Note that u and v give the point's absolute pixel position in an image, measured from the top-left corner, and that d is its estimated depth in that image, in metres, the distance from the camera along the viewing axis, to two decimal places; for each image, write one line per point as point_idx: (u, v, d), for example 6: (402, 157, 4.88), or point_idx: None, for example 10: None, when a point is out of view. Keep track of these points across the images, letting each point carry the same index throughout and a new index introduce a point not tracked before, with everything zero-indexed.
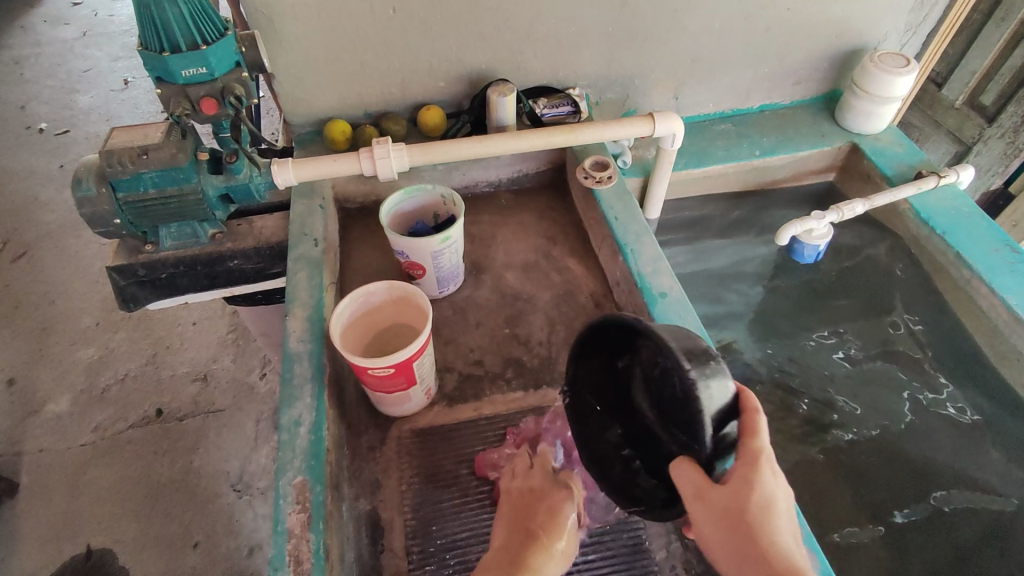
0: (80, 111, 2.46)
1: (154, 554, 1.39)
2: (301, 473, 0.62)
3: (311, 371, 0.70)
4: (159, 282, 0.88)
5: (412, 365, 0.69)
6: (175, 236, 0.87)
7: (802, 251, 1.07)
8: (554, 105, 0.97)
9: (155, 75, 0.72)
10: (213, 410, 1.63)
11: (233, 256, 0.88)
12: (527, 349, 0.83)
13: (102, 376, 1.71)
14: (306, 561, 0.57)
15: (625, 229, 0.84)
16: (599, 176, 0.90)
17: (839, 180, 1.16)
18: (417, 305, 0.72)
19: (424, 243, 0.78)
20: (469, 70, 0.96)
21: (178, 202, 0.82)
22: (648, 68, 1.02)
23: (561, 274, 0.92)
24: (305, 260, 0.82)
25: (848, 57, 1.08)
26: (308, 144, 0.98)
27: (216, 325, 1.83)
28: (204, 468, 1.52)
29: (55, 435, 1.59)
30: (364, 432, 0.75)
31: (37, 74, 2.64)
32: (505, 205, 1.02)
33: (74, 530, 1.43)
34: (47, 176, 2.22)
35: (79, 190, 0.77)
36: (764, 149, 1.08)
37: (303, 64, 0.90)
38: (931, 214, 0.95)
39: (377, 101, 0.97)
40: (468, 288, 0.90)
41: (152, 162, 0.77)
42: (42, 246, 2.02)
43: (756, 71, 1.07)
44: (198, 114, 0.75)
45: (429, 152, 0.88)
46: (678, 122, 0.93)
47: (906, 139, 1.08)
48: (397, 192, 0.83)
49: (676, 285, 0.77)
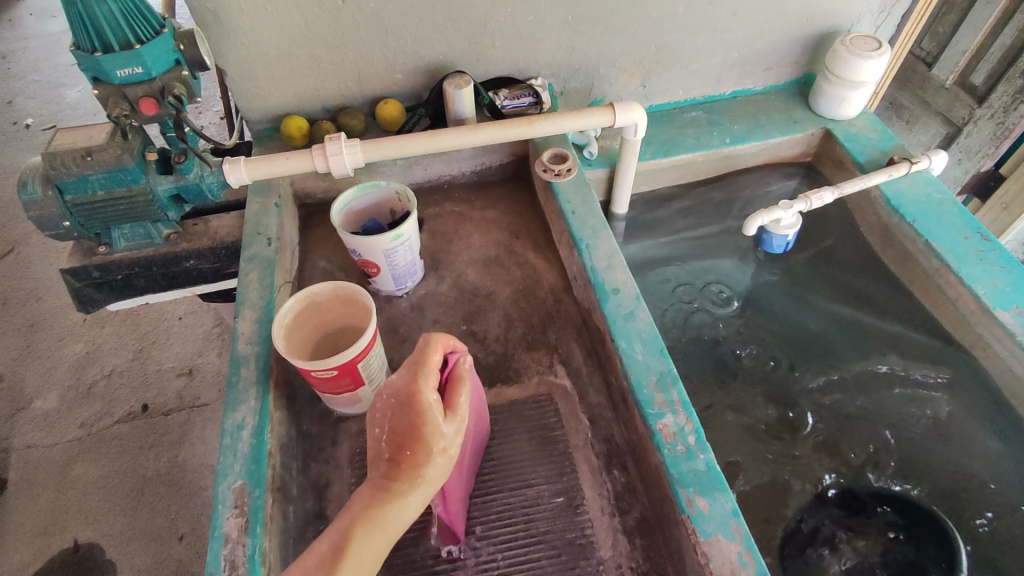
0: (67, 105, 2.45)
1: (140, 548, 1.41)
2: (240, 476, 0.62)
3: (257, 374, 0.70)
4: (116, 284, 0.87)
5: (358, 366, 0.68)
6: (128, 237, 0.86)
7: (771, 243, 1.03)
8: (514, 96, 0.96)
9: (91, 75, 0.71)
10: (198, 404, 1.64)
11: (188, 256, 0.88)
12: (483, 346, 0.82)
13: (88, 372, 1.72)
14: (241, 567, 0.57)
15: (581, 223, 0.83)
16: (558, 168, 0.88)
17: (813, 167, 1.13)
18: (363, 305, 0.72)
19: (376, 241, 0.77)
20: (427, 61, 0.94)
21: (128, 204, 0.81)
22: (612, 56, 1.00)
23: (521, 269, 0.91)
24: (258, 259, 0.81)
25: (820, 39, 1.05)
26: (266, 140, 0.96)
27: (202, 320, 1.83)
28: (188, 462, 1.54)
29: (42, 430, 1.61)
30: (315, 433, 0.74)
31: (25, 69, 2.63)
32: (469, 199, 1.00)
33: (61, 525, 1.45)
34: None
35: (25, 194, 0.76)
36: (734, 137, 1.06)
37: (254, 60, 0.88)
38: (900, 202, 0.94)
39: (335, 95, 0.95)
40: (427, 284, 0.89)
41: (97, 164, 0.76)
42: (30, 242, 2.02)
43: (725, 57, 1.04)
44: (138, 115, 0.74)
45: (383, 147, 0.86)
46: (639, 112, 0.91)
47: (881, 124, 1.05)
48: (350, 190, 0.82)
49: (630, 280, 0.76)
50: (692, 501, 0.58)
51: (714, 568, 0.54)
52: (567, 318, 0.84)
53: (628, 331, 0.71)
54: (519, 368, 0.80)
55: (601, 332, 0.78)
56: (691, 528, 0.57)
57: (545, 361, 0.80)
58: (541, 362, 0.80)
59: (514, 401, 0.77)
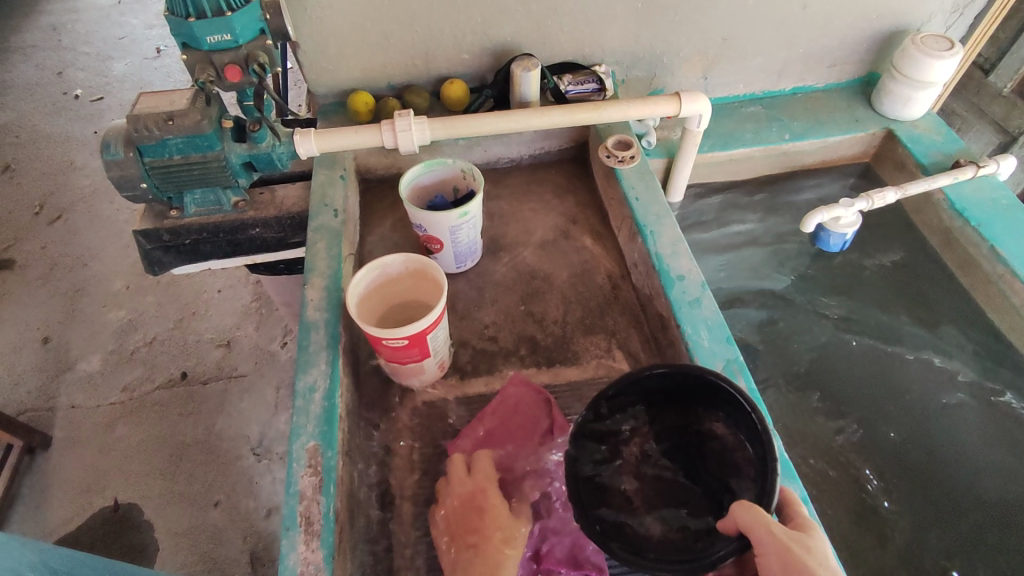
0: (115, 78, 2.50)
1: (178, 511, 1.45)
2: (313, 437, 0.64)
3: (327, 340, 0.72)
4: (184, 248, 0.90)
5: (426, 337, 0.69)
6: (199, 202, 0.88)
7: (828, 241, 1.03)
8: (579, 82, 0.95)
9: (181, 41, 0.73)
10: (236, 375, 1.67)
11: (255, 224, 0.89)
12: (542, 327, 0.83)
13: (131, 338, 1.76)
14: (316, 523, 0.58)
15: (645, 210, 0.83)
16: (622, 155, 0.89)
17: (872, 167, 1.12)
18: (433, 279, 0.73)
19: (442, 217, 0.78)
20: (494, 44, 0.94)
21: (202, 169, 0.83)
22: (676, 45, 0.99)
23: (579, 254, 0.91)
24: (325, 230, 0.83)
25: (888, 38, 1.04)
26: (331, 115, 0.98)
27: (240, 293, 1.86)
28: (225, 431, 1.57)
29: (86, 392, 1.65)
30: (378, 402, 0.76)
31: (75, 41, 2.69)
32: (526, 182, 1.01)
33: (103, 484, 1.49)
34: (83, 142, 2.27)
35: (107, 154, 0.78)
36: (794, 133, 1.05)
37: (327, 34, 0.89)
38: (965, 205, 0.92)
39: (401, 73, 0.96)
40: (486, 264, 0.90)
41: (178, 129, 0.78)
42: (77, 210, 2.07)
43: (789, 51, 1.03)
44: (222, 82, 0.75)
45: (450, 126, 0.87)
46: (705, 103, 0.91)
47: (946, 126, 1.04)
48: (417, 165, 0.83)
49: (694, 268, 0.76)
50: None
51: None
52: (625, 304, 0.85)
53: (693, 318, 0.71)
54: (578, 350, 0.81)
55: (661, 319, 0.78)
56: None
57: (604, 345, 0.81)
58: (600, 345, 0.81)
59: (572, 382, 0.78)
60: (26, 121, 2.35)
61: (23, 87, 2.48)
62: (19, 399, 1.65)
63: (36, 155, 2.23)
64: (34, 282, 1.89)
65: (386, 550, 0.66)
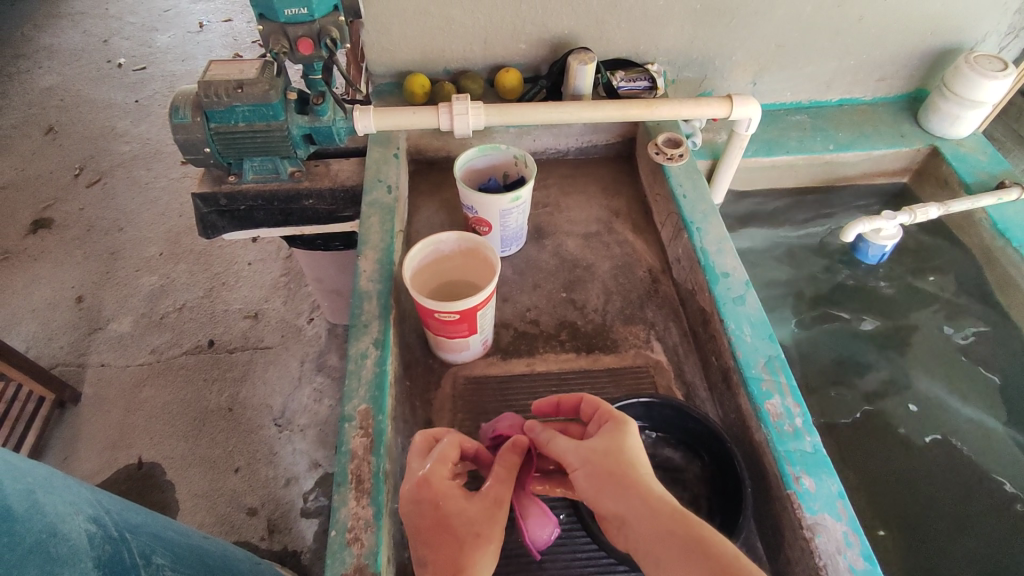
0: (159, 49, 2.55)
1: (199, 474, 1.48)
2: (365, 401, 0.66)
3: (379, 310, 0.74)
4: (238, 213, 0.93)
5: (476, 314, 0.71)
6: (257, 169, 0.91)
7: (867, 252, 1.05)
8: (631, 79, 0.97)
9: (258, 12, 0.76)
10: (261, 347, 1.71)
11: (309, 196, 0.93)
12: (582, 314, 0.85)
13: (162, 304, 1.80)
14: (367, 482, 0.61)
15: (692, 208, 0.84)
16: (671, 153, 0.90)
17: (913, 182, 1.13)
18: (485, 258, 0.75)
19: (495, 200, 0.80)
20: (551, 35, 0.96)
21: (265, 138, 0.85)
22: (730, 49, 1.01)
23: (620, 246, 0.93)
24: (378, 205, 0.85)
25: (940, 55, 1.04)
26: (386, 95, 1.00)
27: (269, 267, 1.89)
28: (249, 400, 1.60)
29: (117, 352, 1.69)
30: (421, 374, 0.79)
31: (122, 10, 2.74)
32: (571, 174, 1.03)
33: (128, 442, 1.53)
34: (124, 109, 2.32)
35: (175, 117, 0.81)
36: (839, 144, 1.05)
37: (392, 15, 0.92)
38: (1008, 226, 0.93)
39: (458, 59, 0.98)
40: (529, 251, 0.92)
41: (246, 97, 0.81)
42: (116, 175, 2.12)
43: (841, 62, 1.04)
44: (294, 54, 0.78)
45: (504, 112, 0.89)
46: (756, 107, 0.92)
47: (991, 147, 1.05)
48: (472, 149, 0.85)
49: (739, 266, 0.77)
50: (798, 479, 0.60)
51: (818, 543, 0.56)
52: (665, 297, 0.87)
53: (737, 314, 0.73)
54: (616, 339, 0.82)
55: (702, 315, 0.79)
56: (797, 504, 0.59)
57: (642, 335, 0.83)
58: (639, 336, 0.83)
59: (611, 369, 0.79)
60: (71, 85, 2.40)
61: (69, 52, 2.54)
62: (52, 353, 1.69)
63: (79, 119, 2.28)
64: (71, 242, 1.93)
65: None
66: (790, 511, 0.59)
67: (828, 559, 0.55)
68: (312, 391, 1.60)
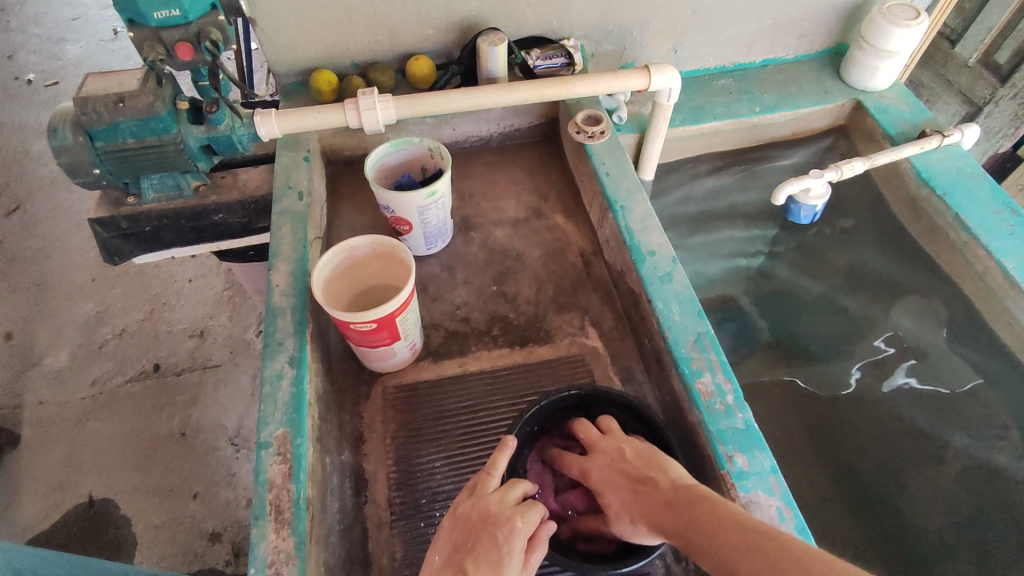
0: (71, 62, 2.40)
1: (154, 505, 1.42)
2: (282, 425, 0.62)
3: (294, 325, 0.70)
4: (144, 236, 0.87)
5: (395, 320, 0.68)
6: (157, 187, 0.85)
7: (799, 213, 1.05)
8: (547, 56, 0.94)
9: (126, 17, 0.70)
10: (209, 365, 1.64)
11: (218, 210, 0.87)
12: (514, 306, 0.82)
13: (99, 331, 1.72)
14: (287, 511, 0.57)
15: (615, 186, 0.82)
16: (591, 131, 0.87)
17: (842, 137, 1.12)
18: (401, 260, 0.72)
19: (410, 197, 0.76)
20: (459, 18, 0.92)
21: (158, 153, 0.80)
22: (645, 18, 0.98)
23: (551, 232, 0.90)
24: (290, 213, 0.81)
25: (856, 8, 1.03)
26: (293, 95, 0.95)
27: (211, 282, 1.82)
28: (201, 422, 1.54)
29: (55, 388, 1.61)
30: (350, 386, 0.75)
31: (25, 22, 2.57)
32: (496, 162, 1.00)
33: (76, 480, 1.46)
34: (38, 129, 2.18)
35: (54, 139, 0.75)
36: (764, 106, 1.04)
37: (286, 10, 0.86)
38: (931, 175, 0.93)
39: (364, 50, 0.93)
40: (457, 245, 0.89)
41: (129, 111, 0.75)
42: (36, 200, 2.00)
43: (759, 22, 1.02)
44: (173, 61, 0.72)
45: (415, 104, 0.85)
46: (674, 76, 0.90)
47: (913, 97, 1.04)
48: (382, 145, 0.81)
49: (665, 243, 0.76)
50: (732, 458, 0.59)
51: None
52: (598, 281, 0.85)
53: (664, 293, 0.71)
54: (550, 329, 0.80)
55: (633, 296, 0.77)
56: (731, 484, 0.58)
57: (577, 322, 0.81)
58: (573, 323, 0.81)
59: (546, 361, 0.77)
60: None
61: None
62: None
63: None
64: None
65: (360, 534, 0.66)
66: (724, 491, 0.58)
67: None
68: None
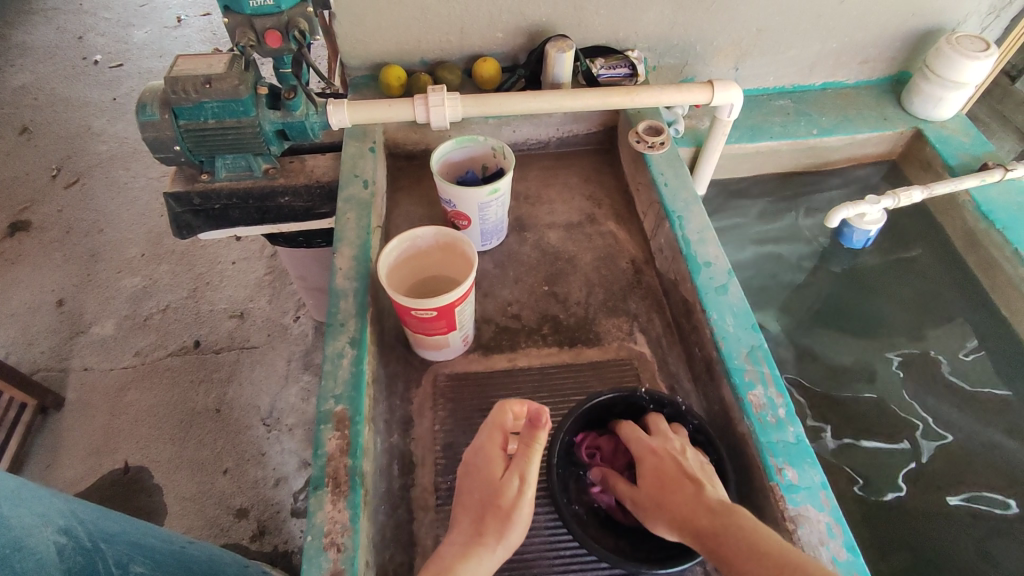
0: (136, 45, 2.50)
1: (186, 476, 1.46)
2: (342, 401, 0.65)
3: (356, 308, 0.72)
4: (213, 212, 0.91)
5: (454, 310, 0.70)
6: (230, 167, 0.89)
7: (851, 237, 1.05)
8: (610, 66, 0.95)
9: (224, 4, 0.74)
10: (247, 346, 1.68)
11: (284, 193, 0.91)
12: (565, 307, 0.84)
13: (144, 305, 1.77)
14: (344, 484, 0.59)
15: (674, 197, 0.83)
16: (652, 141, 0.89)
17: (898, 165, 1.12)
18: (462, 253, 0.74)
19: (473, 193, 0.78)
20: (529, 24, 0.94)
21: (235, 134, 0.83)
22: (710, 34, 0.99)
23: (603, 237, 0.92)
24: (355, 201, 0.84)
25: (922, 36, 1.03)
26: (362, 88, 0.98)
27: (253, 266, 1.87)
28: (236, 400, 1.58)
29: (100, 355, 1.67)
30: (402, 373, 0.77)
31: (96, 6, 2.68)
32: (551, 166, 1.02)
33: (114, 446, 1.51)
34: (101, 108, 2.27)
35: (143, 115, 0.79)
36: (822, 129, 1.04)
37: (365, 5, 0.89)
38: (991, 208, 0.92)
39: (434, 49, 0.96)
40: (510, 244, 0.91)
41: (215, 93, 0.78)
42: (94, 175, 2.08)
43: (823, 45, 1.03)
44: (262, 47, 0.76)
45: (481, 103, 0.87)
46: (737, 93, 0.90)
47: (975, 129, 1.03)
48: (448, 141, 0.84)
49: (721, 255, 0.77)
50: (781, 470, 0.60)
51: (800, 535, 0.56)
52: (648, 288, 0.86)
53: (719, 304, 0.72)
54: (600, 331, 0.81)
55: (685, 306, 0.78)
56: (779, 496, 0.58)
57: (626, 327, 0.82)
58: (622, 327, 0.82)
59: (594, 362, 0.78)
60: (45, 84, 2.35)
61: (43, 49, 2.48)
62: (33, 358, 1.66)
63: (55, 119, 2.23)
64: (51, 245, 1.90)
65: (407, 515, 0.67)
66: (772, 502, 0.59)
67: (811, 551, 0.55)
68: (300, 390, 1.59)
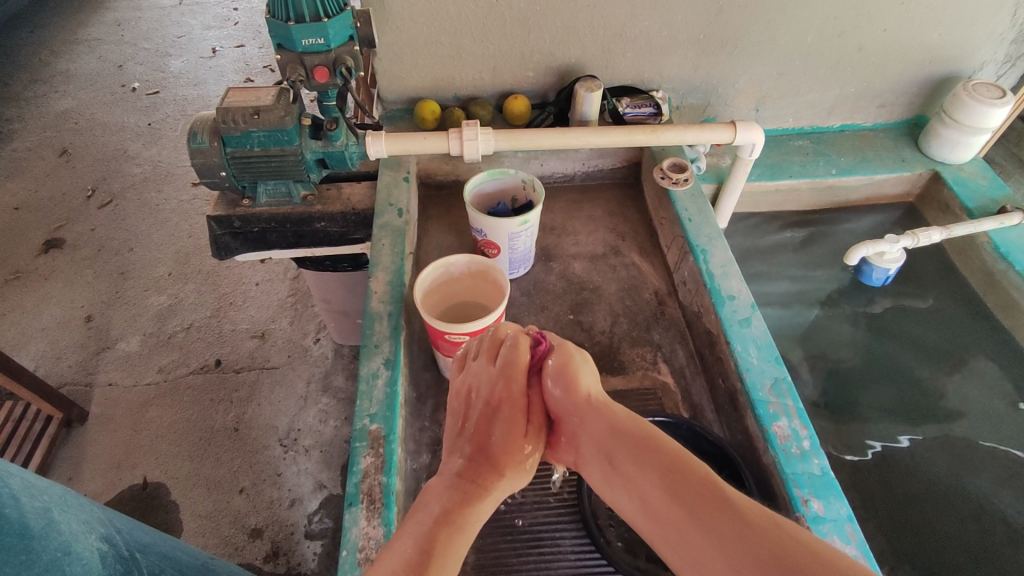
0: (172, 74, 2.61)
1: (203, 494, 1.47)
2: (376, 420, 0.67)
3: (390, 330, 0.75)
4: (251, 236, 0.94)
5: None
6: (270, 193, 0.93)
7: (871, 275, 1.07)
8: (636, 105, 0.99)
9: (277, 42, 0.78)
10: (268, 366, 1.71)
11: (321, 218, 0.94)
12: (590, 336, 0.86)
13: (169, 323, 1.81)
14: (378, 500, 0.61)
15: (698, 231, 0.86)
16: (676, 177, 0.92)
17: (916, 206, 1.14)
18: (494, 280, 0.77)
19: (504, 223, 0.81)
20: (560, 64, 0.99)
21: (278, 162, 0.87)
22: (732, 77, 1.03)
23: (627, 269, 0.94)
24: (389, 228, 0.87)
25: (938, 82, 1.07)
26: (398, 121, 1.03)
27: (277, 288, 1.91)
28: (254, 420, 1.60)
29: (124, 371, 1.70)
30: (431, 396, 0.79)
31: (136, 37, 2.81)
32: (576, 199, 1.05)
33: (133, 462, 1.53)
34: (136, 132, 2.36)
35: (193, 142, 0.83)
36: (841, 168, 1.07)
37: (404, 44, 0.95)
38: (1010, 250, 0.94)
39: (468, 86, 1.01)
40: (536, 273, 0.94)
41: (262, 123, 0.83)
42: (127, 197, 2.15)
43: (842, 89, 1.07)
44: (310, 82, 0.81)
45: (513, 137, 0.91)
46: (759, 133, 0.93)
47: (991, 173, 1.06)
48: (481, 173, 0.87)
49: (745, 289, 0.79)
50: (807, 502, 0.60)
51: None
52: (671, 320, 0.88)
53: (743, 336, 0.74)
54: (624, 360, 0.83)
55: (709, 338, 0.80)
56: (805, 527, 0.59)
57: (649, 357, 0.84)
58: (646, 357, 0.84)
59: (618, 390, 0.80)
60: (85, 109, 2.45)
61: (85, 76, 2.60)
62: (60, 372, 1.70)
63: (93, 142, 2.32)
64: (82, 262, 1.95)
65: None
66: None
67: None
68: (319, 412, 1.61)
